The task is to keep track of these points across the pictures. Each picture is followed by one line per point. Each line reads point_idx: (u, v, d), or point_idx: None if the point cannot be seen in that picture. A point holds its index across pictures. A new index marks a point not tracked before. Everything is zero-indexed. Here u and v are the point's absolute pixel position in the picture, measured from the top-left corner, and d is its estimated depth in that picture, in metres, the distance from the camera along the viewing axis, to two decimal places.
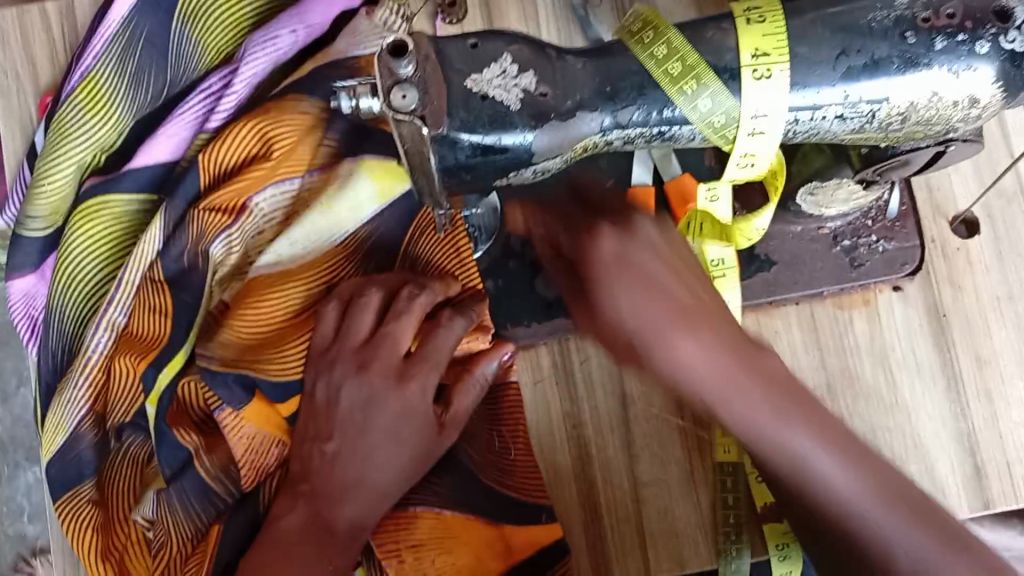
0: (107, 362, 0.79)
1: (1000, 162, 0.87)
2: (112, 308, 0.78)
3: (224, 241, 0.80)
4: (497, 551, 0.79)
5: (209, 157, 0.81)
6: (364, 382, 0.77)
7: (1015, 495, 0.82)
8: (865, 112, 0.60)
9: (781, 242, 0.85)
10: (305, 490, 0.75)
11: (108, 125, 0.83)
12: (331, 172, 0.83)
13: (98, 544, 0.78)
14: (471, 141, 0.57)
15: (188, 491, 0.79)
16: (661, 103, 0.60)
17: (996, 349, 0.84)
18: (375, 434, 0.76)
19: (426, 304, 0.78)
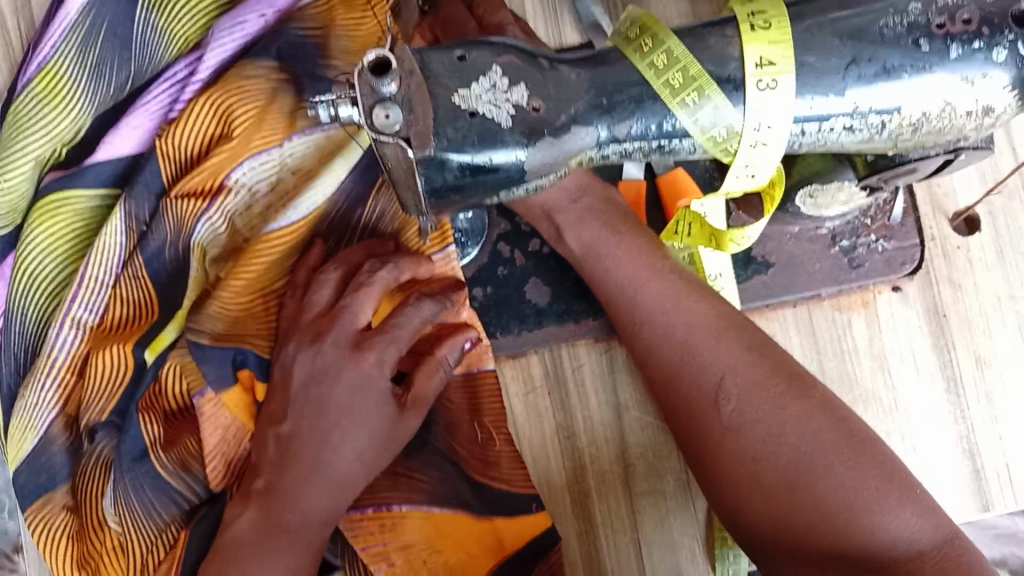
0: (76, 360, 0.74)
1: (1002, 160, 0.84)
2: (74, 305, 0.73)
3: (207, 224, 0.74)
4: (488, 548, 0.75)
5: (169, 141, 0.75)
6: (318, 352, 0.71)
7: (1014, 498, 0.81)
8: (874, 123, 0.57)
9: (778, 244, 0.82)
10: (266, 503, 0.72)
11: (68, 118, 0.75)
12: (314, 134, 0.76)
13: (72, 555, 0.72)
14: (460, 162, 0.53)
15: (145, 488, 0.73)
16: (660, 115, 0.56)
17: (995, 349, 0.83)
18: (332, 413, 0.69)
19: (389, 278, 0.72)
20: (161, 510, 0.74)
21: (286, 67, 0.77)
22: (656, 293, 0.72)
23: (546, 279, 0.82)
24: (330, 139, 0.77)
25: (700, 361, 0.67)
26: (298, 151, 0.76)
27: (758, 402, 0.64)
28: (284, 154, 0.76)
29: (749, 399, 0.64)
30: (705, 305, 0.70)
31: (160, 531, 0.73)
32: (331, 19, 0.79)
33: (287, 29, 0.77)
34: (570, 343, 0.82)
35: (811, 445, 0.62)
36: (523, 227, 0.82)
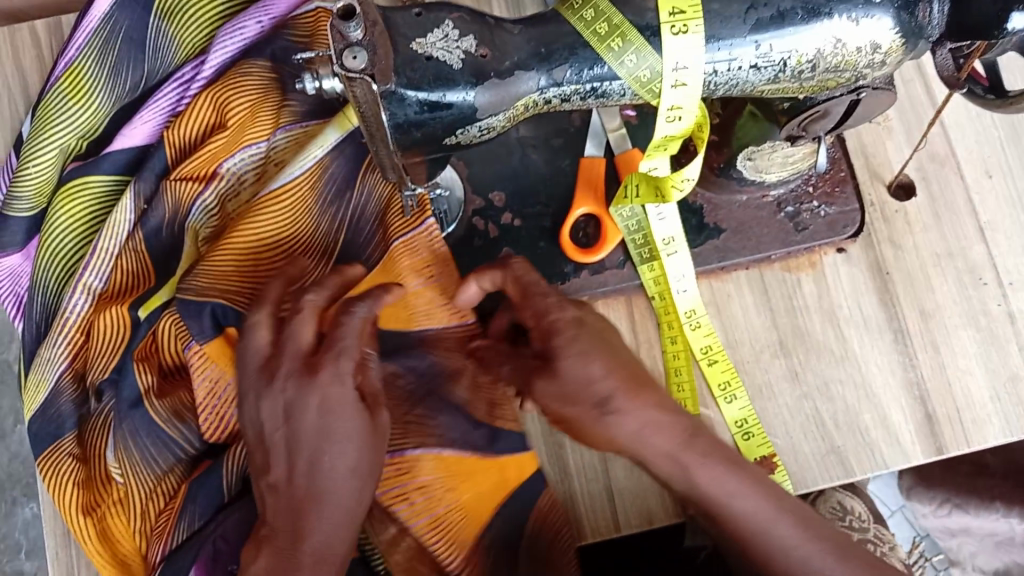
0: (84, 322, 0.82)
1: (924, 112, 0.94)
2: (86, 274, 0.82)
3: (201, 206, 0.85)
4: (494, 485, 0.81)
5: (176, 132, 0.87)
6: (275, 390, 0.68)
7: (966, 441, 0.86)
8: (776, 61, 0.66)
9: (728, 211, 0.90)
10: (265, 535, 0.68)
11: (89, 111, 0.87)
12: (296, 130, 0.87)
13: (79, 500, 0.80)
14: (418, 98, 0.63)
15: (142, 435, 0.80)
16: (591, 60, 0.65)
17: (938, 301, 0.89)
18: (308, 443, 0.67)
19: (317, 300, 0.71)
20: (158, 459, 0.81)
21: (278, 70, 0.89)
22: (660, 445, 0.67)
23: (518, 249, 0.90)
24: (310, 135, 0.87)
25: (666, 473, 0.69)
26: (281, 145, 0.87)
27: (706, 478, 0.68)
28: (269, 148, 0.86)
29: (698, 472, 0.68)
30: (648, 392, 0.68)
31: (159, 481, 0.81)
32: (316, 30, 0.90)
33: (281, 34, 0.90)
34: None
35: (781, 532, 0.67)
36: (496, 202, 0.91)
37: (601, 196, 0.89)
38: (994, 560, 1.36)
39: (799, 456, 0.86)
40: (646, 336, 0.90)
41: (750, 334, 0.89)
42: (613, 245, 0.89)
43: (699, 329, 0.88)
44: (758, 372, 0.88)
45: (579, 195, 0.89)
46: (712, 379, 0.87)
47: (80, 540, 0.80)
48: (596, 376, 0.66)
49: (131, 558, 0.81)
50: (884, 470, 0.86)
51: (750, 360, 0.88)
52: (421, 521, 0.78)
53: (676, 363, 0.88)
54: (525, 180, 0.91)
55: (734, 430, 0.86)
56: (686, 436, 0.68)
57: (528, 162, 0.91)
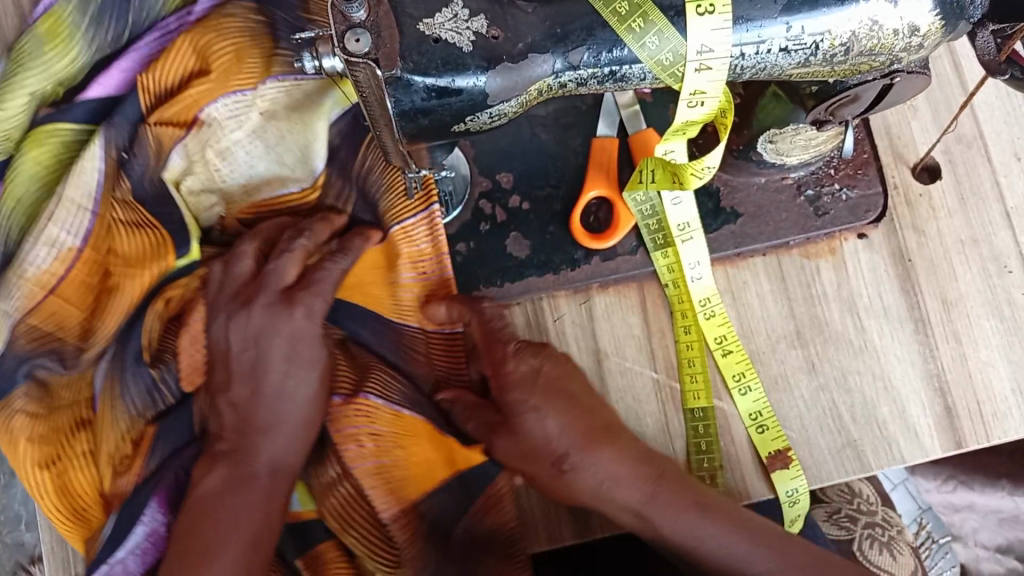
0: (46, 275, 0.77)
1: (955, 100, 0.90)
2: (54, 226, 0.77)
3: (181, 152, 0.81)
4: (442, 457, 0.77)
5: (150, 76, 0.81)
6: (248, 315, 0.74)
7: (986, 435, 0.84)
8: (808, 44, 0.61)
9: (746, 194, 0.86)
10: (223, 450, 0.73)
11: (65, 60, 0.83)
12: (287, 81, 0.82)
13: (32, 455, 0.74)
14: (425, 84, 0.59)
15: (131, 386, 0.77)
16: (611, 42, 0.61)
17: (961, 290, 0.86)
18: (277, 367, 0.74)
19: (308, 242, 0.78)
20: (139, 404, 0.78)
21: (265, 20, 0.85)
22: (627, 495, 0.73)
23: (526, 234, 0.86)
24: (304, 90, 0.83)
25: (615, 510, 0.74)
26: (270, 96, 0.82)
27: (666, 518, 0.73)
28: (256, 97, 0.82)
29: (667, 509, 0.73)
30: (604, 453, 0.74)
31: (132, 426, 0.77)
32: None
33: None
34: (550, 294, 0.86)
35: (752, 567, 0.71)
36: (505, 184, 0.87)
37: (613, 178, 0.86)
38: (997, 537, 1.32)
39: (814, 450, 0.83)
40: (659, 325, 0.86)
41: (767, 324, 0.86)
42: (626, 230, 0.85)
43: (714, 317, 0.85)
44: (775, 363, 0.85)
45: (591, 177, 0.86)
46: (726, 369, 0.85)
47: (35, 496, 0.74)
48: (551, 433, 0.73)
49: (91, 512, 0.75)
50: (901, 464, 0.84)
51: (766, 350, 0.85)
52: (365, 464, 0.75)
53: (689, 354, 0.85)
54: (534, 163, 0.87)
55: (748, 423, 0.84)
56: (649, 488, 0.73)
57: (538, 142, 0.87)
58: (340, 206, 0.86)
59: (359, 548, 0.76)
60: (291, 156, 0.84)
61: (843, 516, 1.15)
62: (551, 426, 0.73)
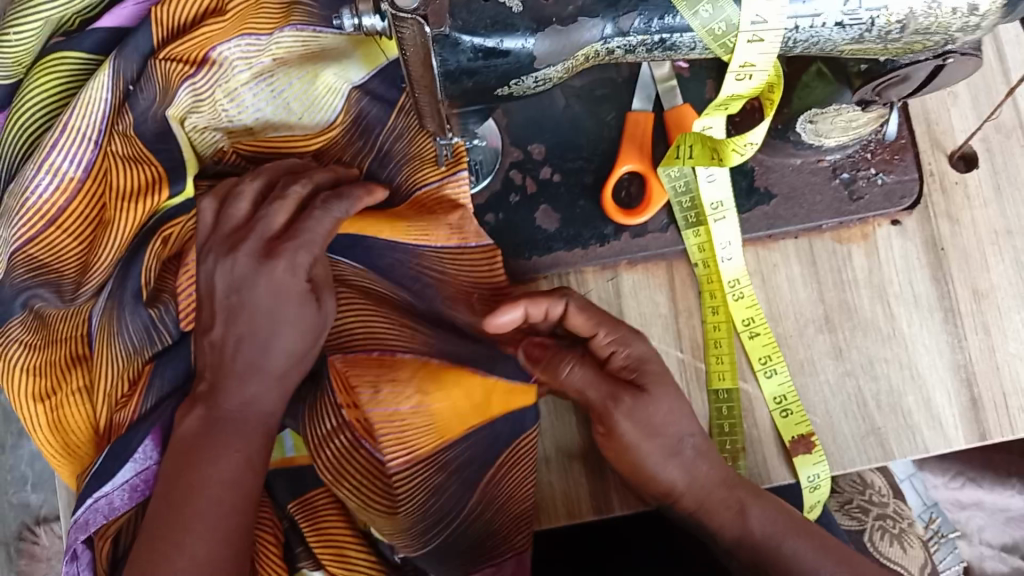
0: (46, 205, 0.78)
1: (997, 88, 0.88)
2: (55, 154, 0.77)
3: (189, 89, 0.79)
4: (472, 407, 0.76)
5: (165, 9, 0.80)
6: (233, 261, 0.72)
7: (1011, 428, 0.83)
8: (864, 20, 0.60)
9: (781, 175, 0.85)
10: (203, 392, 0.72)
11: None
12: (306, 32, 0.81)
13: (32, 386, 0.78)
14: (472, 44, 0.58)
15: (128, 322, 0.78)
16: (662, 9, 0.59)
17: (993, 282, 0.85)
18: (260, 318, 0.71)
19: (303, 191, 0.75)
20: (135, 340, 0.78)
21: None
22: (715, 490, 0.77)
23: (556, 207, 0.85)
24: (322, 43, 0.82)
25: (704, 502, 0.77)
26: (286, 43, 0.81)
27: (756, 514, 0.76)
28: (272, 44, 0.81)
29: (754, 510, 0.76)
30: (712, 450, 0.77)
31: (128, 364, 0.78)
32: None
33: None
34: (577, 270, 0.85)
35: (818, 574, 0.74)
36: (536, 155, 0.86)
37: (646, 153, 0.84)
38: (1003, 534, 1.31)
39: (838, 436, 0.83)
40: (687, 304, 0.85)
41: (795, 307, 0.85)
42: (658, 207, 0.84)
43: (742, 299, 0.84)
44: (802, 347, 0.84)
45: (624, 151, 0.84)
46: (753, 351, 0.84)
47: (31, 428, 0.78)
48: (687, 414, 0.77)
49: (83, 447, 0.79)
50: (923, 454, 0.83)
51: (793, 334, 0.84)
52: (380, 409, 0.73)
53: (716, 335, 0.84)
54: (566, 135, 0.86)
55: (772, 406, 0.83)
56: (734, 480, 0.77)
57: (571, 114, 0.86)
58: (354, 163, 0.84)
59: (352, 500, 0.75)
60: (298, 105, 0.82)
61: (854, 507, 1.15)
62: (685, 407, 0.77)
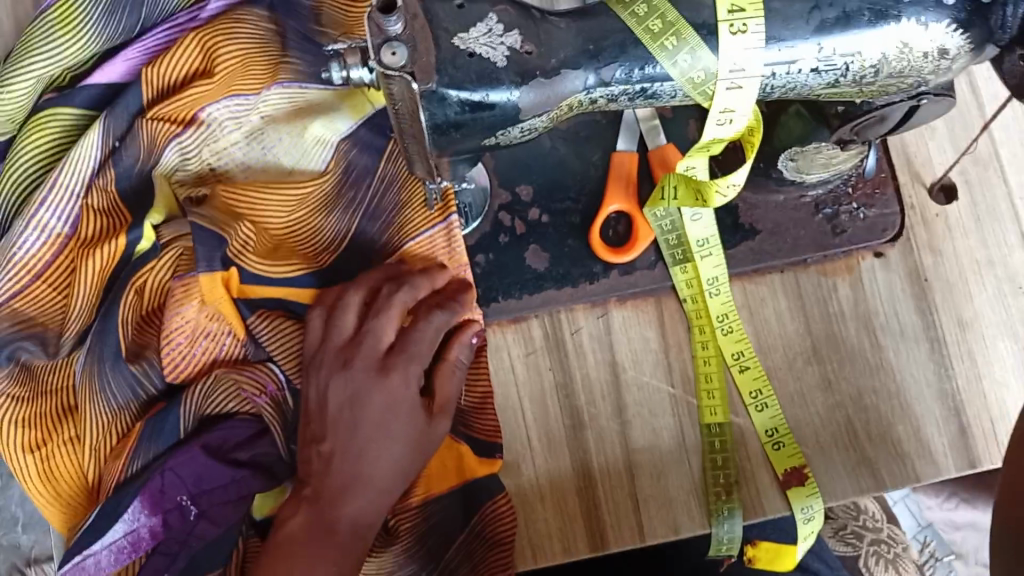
0: (33, 261, 0.79)
1: (972, 121, 0.90)
2: (43, 210, 0.78)
3: (176, 148, 0.82)
4: (452, 469, 0.82)
5: (154, 71, 0.83)
6: (347, 378, 0.74)
7: (1000, 454, 0.84)
8: (838, 66, 0.62)
9: (765, 211, 0.87)
10: (307, 495, 0.73)
11: (77, 46, 0.84)
12: (293, 89, 0.83)
13: (23, 440, 0.78)
14: (459, 98, 0.59)
15: (110, 378, 0.79)
16: (643, 59, 0.61)
17: (977, 311, 0.87)
18: (367, 429, 0.73)
19: (406, 300, 0.77)
20: (120, 395, 0.80)
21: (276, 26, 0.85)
22: None
23: (545, 247, 0.86)
24: (308, 99, 0.83)
25: None
26: (273, 101, 0.83)
27: None
28: (260, 102, 0.82)
29: None
30: None
31: (114, 418, 0.79)
32: None
33: None
34: (568, 308, 0.86)
35: None
36: (524, 197, 0.87)
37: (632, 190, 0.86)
38: None
39: (830, 467, 0.83)
40: (676, 339, 0.86)
41: (783, 341, 0.86)
42: (644, 246, 0.86)
43: (732, 333, 0.85)
44: (791, 380, 0.85)
45: (611, 190, 0.86)
46: (743, 385, 0.85)
47: (23, 480, 0.78)
48: None
49: (76, 500, 0.79)
50: (915, 483, 0.84)
51: (782, 367, 0.85)
52: None
53: (707, 370, 0.85)
54: (552, 178, 0.87)
55: (764, 438, 0.84)
56: None
57: (557, 155, 0.88)
58: (346, 222, 0.84)
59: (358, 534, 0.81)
60: (287, 160, 0.84)
61: (849, 533, 1.16)
62: None
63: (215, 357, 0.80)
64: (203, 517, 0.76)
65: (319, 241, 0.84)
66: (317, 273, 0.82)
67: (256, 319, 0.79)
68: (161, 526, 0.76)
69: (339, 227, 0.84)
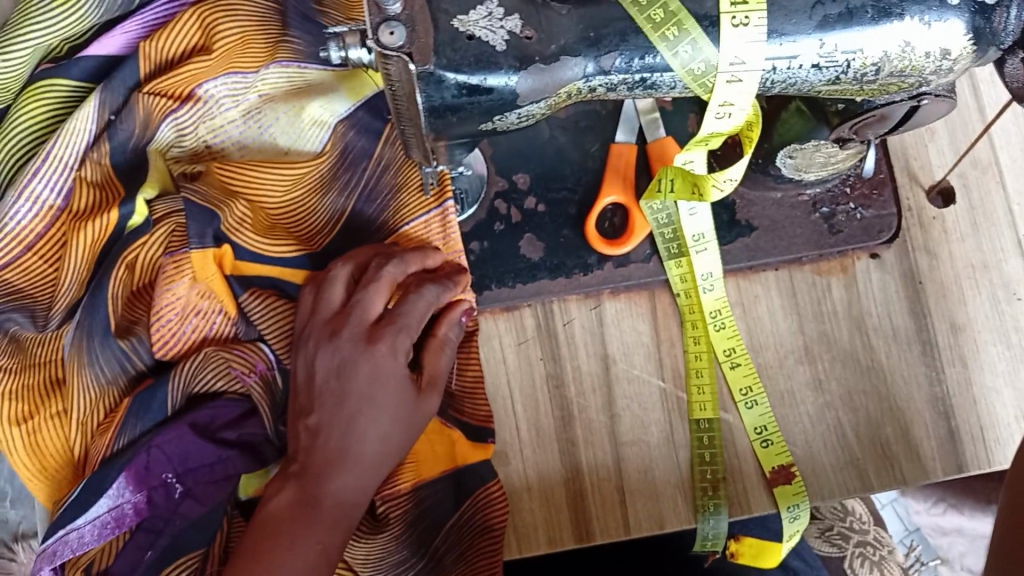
0: (25, 232, 0.79)
1: (973, 126, 0.90)
2: (36, 181, 0.78)
3: (172, 124, 0.82)
4: (444, 455, 0.81)
5: (153, 45, 0.82)
6: (334, 348, 0.74)
7: (988, 459, 0.84)
8: (840, 63, 0.61)
9: (761, 208, 0.86)
10: (294, 471, 0.72)
11: (75, 18, 0.83)
12: (291, 68, 0.82)
13: (9, 411, 0.78)
14: (457, 81, 0.58)
15: (98, 354, 0.78)
16: (644, 49, 0.61)
17: (970, 315, 0.86)
18: (354, 400, 0.72)
19: (396, 273, 0.77)
20: (108, 371, 0.79)
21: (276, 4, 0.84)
22: None
23: (540, 236, 0.86)
24: (307, 79, 0.83)
25: None
26: (271, 79, 0.82)
27: None
28: (258, 80, 0.82)
29: None
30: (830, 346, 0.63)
31: (102, 394, 0.79)
32: None
33: None
34: (561, 298, 0.86)
35: None
36: (521, 185, 0.86)
37: (630, 183, 0.85)
38: None
39: (817, 467, 0.83)
40: (668, 334, 0.86)
41: (776, 339, 0.86)
42: (640, 238, 0.85)
43: (724, 330, 0.85)
44: (782, 379, 0.85)
45: (608, 181, 0.85)
46: (734, 382, 0.85)
47: (7, 451, 0.78)
48: None
49: (60, 473, 0.79)
50: (903, 485, 0.84)
51: (773, 365, 0.85)
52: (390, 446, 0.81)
53: (698, 365, 0.85)
54: (550, 168, 0.87)
55: (752, 436, 0.84)
56: None
57: (556, 144, 0.87)
58: (342, 203, 0.84)
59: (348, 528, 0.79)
60: (283, 140, 0.84)
61: (835, 534, 1.16)
62: None
63: (205, 335, 0.80)
64: (189, 495, 0.77)
65: (314, 222, 0.84)
66: (312, 254, 0.82)
67: (250, 297, 0.79)
68: (145, 502, 0.76)
69: (335, 208, 0.84)
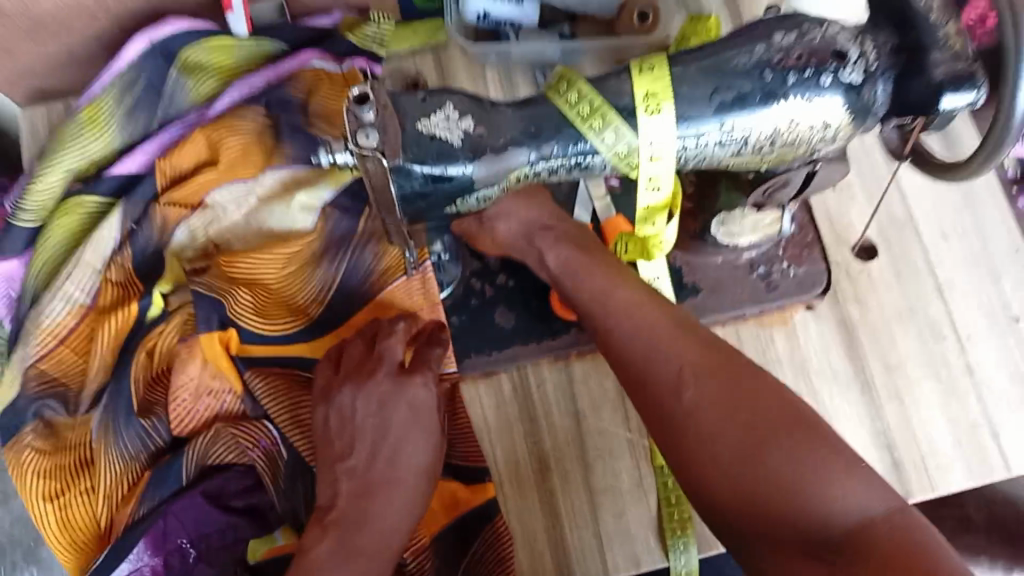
0: (60, 328, 0.91)
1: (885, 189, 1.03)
2: (71, 284, 0.92)
3: (185, 230, 0.95)
4: (445, 507, 0.92)
5: (169, 163, 0.96)
6: (371, 387, 0.86)
7: (932, 486, 0.92)
8: (739, 138, 0.74)
9: (704, 271, 0.98)
10: (332, 520, 0.81)
11: (101, 141, 0.98)
12: (284, 171, 0.95)
13: (42, 488, 0.86)
14: (422, 172, 0.71)
15: (123, 432, 0.88)
16: (574, 138, 0.74)
17: (902, 356, 0.96)
18: (393, 437, 0.84)
19: (408, 327, 0.89)
20: (132, 448, 0.88)
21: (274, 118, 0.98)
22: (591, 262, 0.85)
23: (512, 308, 0.96)
24: (297, 178, 0.96)
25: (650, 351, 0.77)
26: (267, 182, 0.95)
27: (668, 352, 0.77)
28: (256, 184, 0.95)
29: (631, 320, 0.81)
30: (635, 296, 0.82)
31: (126, 467, 0.88)
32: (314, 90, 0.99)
33: (280, 87, 0.99)
34: (534, 362, 0.96)
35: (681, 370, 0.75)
36: (491, 265, 0.98)
37: None
38: None
39: None
40: None
41: None
42: None
43: None
44: None
45: None
46: None
47: (41, 525, 0.86)
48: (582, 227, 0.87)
49: (87, 543, 0.87)
50: None
51: None
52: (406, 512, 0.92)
53: None
54: None
55: None
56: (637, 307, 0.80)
57: None
58: (330, 283, 0.94)
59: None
60: (278, 231, 0.95)
61: None
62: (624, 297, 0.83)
63: (216, 412, 0.90)
64: (201, 559, 0.87)
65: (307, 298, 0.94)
66: (309, 328, 0.93)
67: (251, 374, 0.90)
68: (162, 565, 0.86)
69: (325, 284, 0.94)
